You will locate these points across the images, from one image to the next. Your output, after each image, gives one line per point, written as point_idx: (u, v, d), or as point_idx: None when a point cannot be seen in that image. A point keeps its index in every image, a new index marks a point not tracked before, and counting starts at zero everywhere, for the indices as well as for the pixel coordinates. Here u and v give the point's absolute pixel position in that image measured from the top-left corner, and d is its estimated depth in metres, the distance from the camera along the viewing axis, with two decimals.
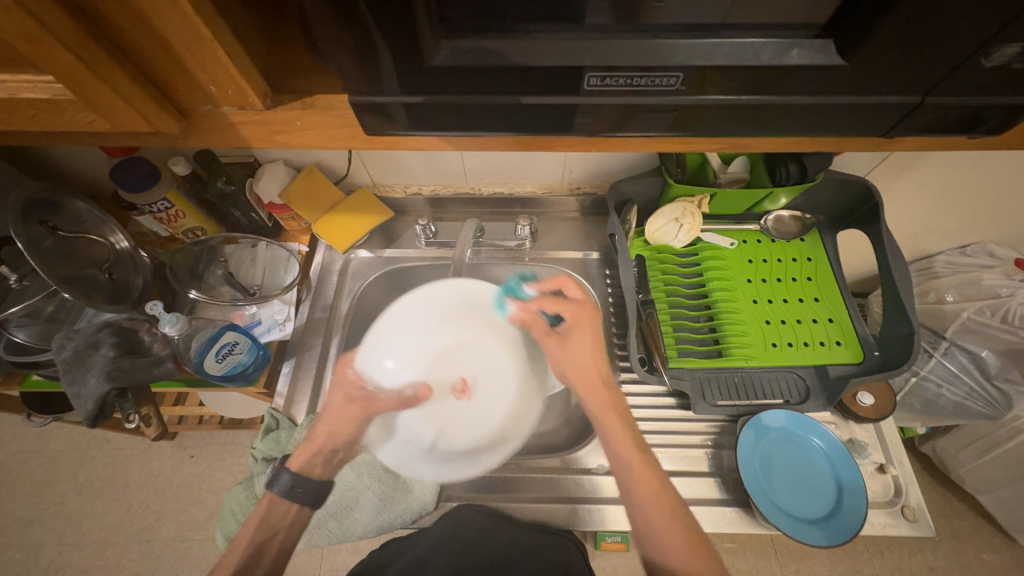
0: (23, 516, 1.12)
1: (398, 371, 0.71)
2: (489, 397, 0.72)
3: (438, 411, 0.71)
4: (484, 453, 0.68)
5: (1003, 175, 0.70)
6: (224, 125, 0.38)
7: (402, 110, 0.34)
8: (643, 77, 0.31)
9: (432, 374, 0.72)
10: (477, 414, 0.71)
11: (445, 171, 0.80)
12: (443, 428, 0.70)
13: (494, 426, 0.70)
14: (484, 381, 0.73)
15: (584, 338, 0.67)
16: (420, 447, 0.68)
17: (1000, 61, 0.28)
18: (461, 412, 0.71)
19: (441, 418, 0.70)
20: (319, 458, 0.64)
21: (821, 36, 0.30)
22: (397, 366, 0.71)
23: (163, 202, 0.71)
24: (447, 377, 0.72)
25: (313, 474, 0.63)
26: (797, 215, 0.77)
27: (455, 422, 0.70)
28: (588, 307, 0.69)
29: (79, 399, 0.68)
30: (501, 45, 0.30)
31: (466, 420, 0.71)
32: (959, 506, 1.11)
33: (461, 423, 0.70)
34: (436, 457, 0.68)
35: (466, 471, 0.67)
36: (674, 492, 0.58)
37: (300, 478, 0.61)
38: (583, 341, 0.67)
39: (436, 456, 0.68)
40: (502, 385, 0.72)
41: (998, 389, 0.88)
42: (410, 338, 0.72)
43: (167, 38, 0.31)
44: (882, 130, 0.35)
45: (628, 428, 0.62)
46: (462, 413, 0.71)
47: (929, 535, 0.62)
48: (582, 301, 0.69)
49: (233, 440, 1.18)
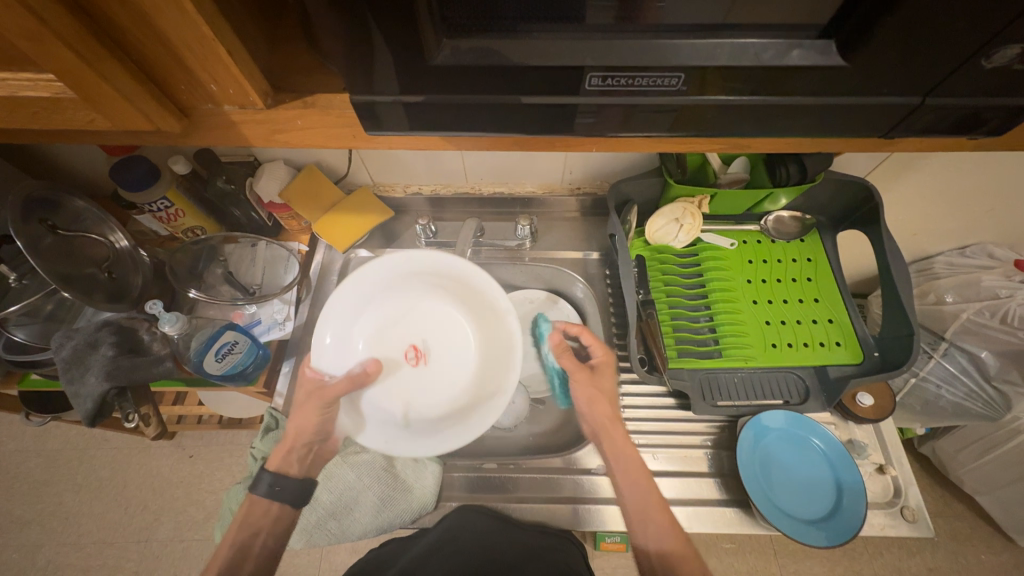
0: (21, 516, 1.12)
1: (348, 354, 0.66)
2: (449, 360, 0.69)
3: (401, 383, 0.67)
4: (464, 416, 0.63)
5: (1003, 176, 0.70)
6: (225, 124, 0.38)
7: (403, 109, 0.34)
8: (644, 77, 0.31)
9: (381, 348, 0.68)
10: (441, 378, 0.68)
11: (445, 171, 0.80)
12: (412, 399, 0.66)
13: (466, 386, 0.68)
14: (438, 345, 0.70)
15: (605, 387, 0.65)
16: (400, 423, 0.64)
17: (1001, 62, 0.28)
18: (421, 377, 0.68)
19: (407, 391, 0.67)
20: (295, 456, 0.62)
21: (822, 36, 0.30)
22: (344, 348, 0.66)
23: (163, 201, 0.71)
24: (395, 349, 0.68)
25: (291, 473, 0.61)
26: (797, 216, 0.77)
27: (420, 386, 0.67)
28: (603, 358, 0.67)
29: (78, 398, 0.68)
30: (502, 45, 0.30)
31: (432, 387, 0.68)
32: (958, 507, 1.11)
33: (426, 390, 0.67)
34: (414, 429, 0.63)
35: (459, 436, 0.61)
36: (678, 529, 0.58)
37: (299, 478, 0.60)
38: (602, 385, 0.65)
39: (416, 429, 0.63)
40: (460, 347, 0.70)
41: (997, 390, 0.89)
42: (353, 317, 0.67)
43: (168, 36, 0.31)
44: (883, 131, 0.35)
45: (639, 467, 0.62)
46: (423, 380, 0.68)
47: (928, 535, 0.63)
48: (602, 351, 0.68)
49: (232, 440, 1.18)
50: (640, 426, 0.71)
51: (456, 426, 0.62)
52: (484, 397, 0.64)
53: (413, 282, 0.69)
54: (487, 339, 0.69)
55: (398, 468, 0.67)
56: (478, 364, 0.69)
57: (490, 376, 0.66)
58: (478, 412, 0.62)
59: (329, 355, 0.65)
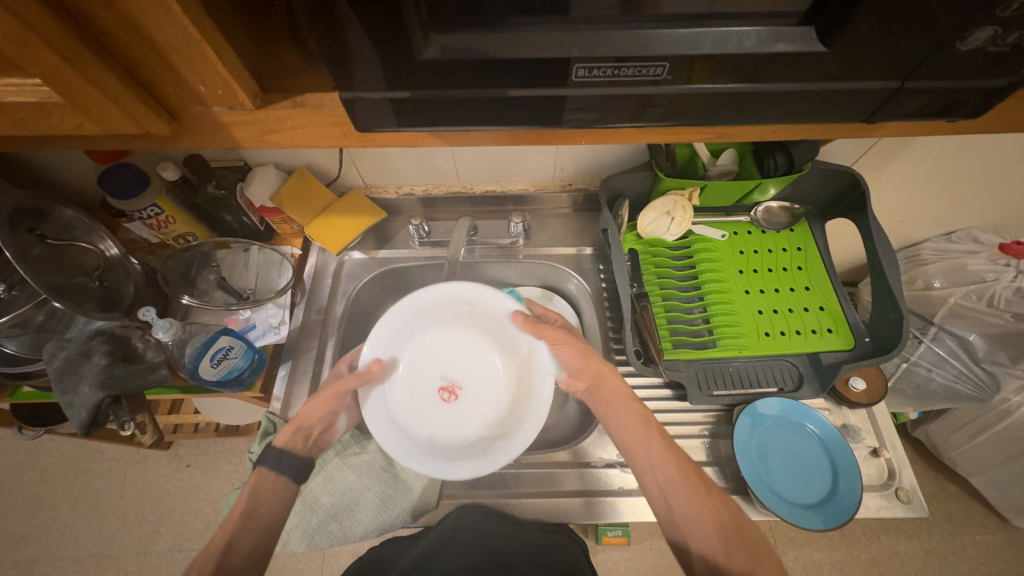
0: (17, 531, 1.10)
1: (399, 427, 0.64)
2: (473, 368, 0.71)
3: (471, 410, 0.69)
4: (532, 386, 0.67)
5: (985, 160, 0.72)
6: (214, 126, 0.38)
7: (391, 106, 0.34)
8: (630, 67, 0.31)
9: (417, 411, 0.67)
10: (482, 380, 0.71)
11: (437, 170, 0.80)
12: (490, 411, 0.68)
13: (506, 366, 0.71)
14: (452, 368, 0.71)
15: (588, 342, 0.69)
16: (493, 436, 0.65)
17: (975, 45, 0.29)
18: (470, 396, 0.70)
19: (478, 415, 0.68)
20: (301, 435, 0.63)
21: (802, 23, 0.30)
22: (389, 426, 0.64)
23: (153, 209, 0.70)
24: (431, 406, 0.68)
25: (298, 450, 0.61)
26: (785, 205, 0.78)
27: (478, 398, 0.69)
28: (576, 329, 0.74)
29: (72, 408, 0.67)
30: (489, 38, 0.31)
31: (486, 392, 0.70)
32: (953, 490, 1.13)
33: (482, 399, 0.69)
34: (510, 429, 0.64)
35: (538, 403, 0.64)
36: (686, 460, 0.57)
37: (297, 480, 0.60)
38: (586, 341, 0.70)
39: (512, 428, 0.64)
40: (472, 351, 0.72)
41: (986, 371, 0.90)
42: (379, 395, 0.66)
43: (153, 37, 0.30)
44: (864, 116, 0.36)
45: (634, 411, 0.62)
46: (475, 397, 0.70)
47: (923, 515, 0.64)
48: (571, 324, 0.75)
49: (229, 448, 1.17)
50: None
51: (535, 400, 0.65)
52: (527, 357, 0.69)
53: (397, 347, 0.70)
54: (489, 326, 0.72)
55: (398, 469, 0.67)
56: (495, 344, 0.72)
57: (516, 338, 0.70)
58: (539, 376, 0.67)
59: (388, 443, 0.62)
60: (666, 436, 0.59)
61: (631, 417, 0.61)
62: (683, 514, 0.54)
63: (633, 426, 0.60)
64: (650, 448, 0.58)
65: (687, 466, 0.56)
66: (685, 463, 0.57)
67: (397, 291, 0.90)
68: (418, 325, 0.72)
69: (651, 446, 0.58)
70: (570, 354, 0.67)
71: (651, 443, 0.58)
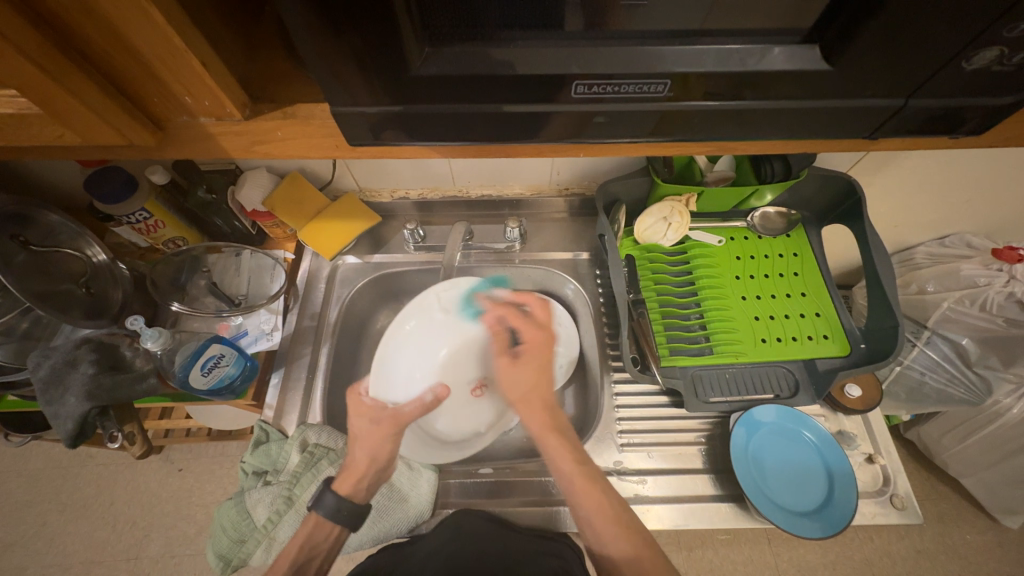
0: (5, 538, 1.08)
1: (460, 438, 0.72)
2: (488, 357, 0.73)
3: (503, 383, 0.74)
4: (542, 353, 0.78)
5: (979, 167, 0.72)
6: (201, 136, 0.37)
7: (387, 120, 0.33)
8: (630, 84, 0.31)
9: (460, 417, 0.73)
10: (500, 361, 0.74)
11: (432, 175, 0.79)
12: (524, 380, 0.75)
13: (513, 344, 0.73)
14: (463, 373, 0.72)
15: (532, 367, 0.66)
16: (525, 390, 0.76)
17: (980, 64, 0.29)
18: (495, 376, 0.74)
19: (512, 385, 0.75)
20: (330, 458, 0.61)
21: (806, 41, 0.30)
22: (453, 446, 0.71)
23: (142, 213, 0.69)
24: (472, 406, 0.73)
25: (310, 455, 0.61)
26: (782, 211, 0.78)
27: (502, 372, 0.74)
28: (543, 337, 0.67)
29: (57, 419, 0.65)
30: (487, 51, 0.30)
31: None
32: (944, 489, 1.14)
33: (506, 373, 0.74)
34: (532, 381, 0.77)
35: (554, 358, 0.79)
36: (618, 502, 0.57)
37: None
38: (532, 368, 0.66)
39: None
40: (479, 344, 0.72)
41: (978, 375, 0.91)
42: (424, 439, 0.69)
43: (135, 46, 0.29)
44: (867, 132, 0.35)
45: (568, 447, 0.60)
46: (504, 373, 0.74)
47: (916, 522, 0.64)
48: (540, 328, 0.67)
49: (221, 453, 1.15)
50: (634, 425, 0.71)
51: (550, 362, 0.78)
52: None
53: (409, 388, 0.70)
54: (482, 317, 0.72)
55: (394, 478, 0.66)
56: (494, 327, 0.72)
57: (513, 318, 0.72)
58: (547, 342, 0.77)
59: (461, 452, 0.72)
60: (597, 478, 0.58)
61: (562, 458, 0.59)
62: (602, 554, 0.56)
63: (562, 469, 0.59)
64: (579, 495, 0.58)
65: (610, 514, 0.56)
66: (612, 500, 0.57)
67: (392, 296, 0.89)
68: (414, 362, 0.70)
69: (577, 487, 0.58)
70: (513, 379, 0.66)
71: (575, 490, 0.58)
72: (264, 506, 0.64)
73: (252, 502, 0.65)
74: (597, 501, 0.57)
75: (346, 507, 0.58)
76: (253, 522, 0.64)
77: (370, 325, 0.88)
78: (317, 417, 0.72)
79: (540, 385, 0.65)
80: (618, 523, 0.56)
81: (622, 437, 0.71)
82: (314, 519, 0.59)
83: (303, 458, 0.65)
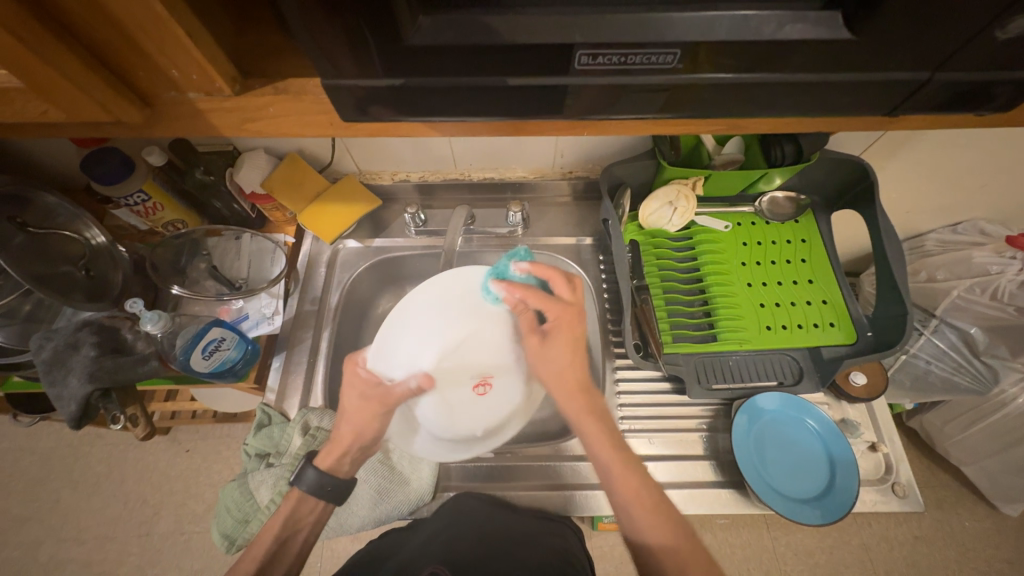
0: (20, 514, 1.11)
1: (455, 439, 0.66)
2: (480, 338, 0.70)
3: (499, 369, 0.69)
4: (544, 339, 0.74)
5: (998, 150, 0.70)
6: (190, 113, 0.36)
7: (389, 95, 0.32)
8: (640, 54, 0.29)
9: (460, 415, 0.68)
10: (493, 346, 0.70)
11: (434, 157, 0.78)
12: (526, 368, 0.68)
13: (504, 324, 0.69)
14: (473, 363, 0.69)
15: (566, 343, 0.61)
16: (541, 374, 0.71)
17: (1014, 33, 0.27)
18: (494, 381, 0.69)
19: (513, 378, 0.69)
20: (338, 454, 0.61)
21: (827, 8, 0.28)
22: (441, 443, 0.66)
23: (140, 194, 0.67)
24: (467, 400, 0.68)
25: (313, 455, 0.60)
26: (791, 196, 0.76)
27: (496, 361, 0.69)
28: (573, 309, 0.61)
29: (61, 400, 0.65)
30: (487, 21, 0.28)
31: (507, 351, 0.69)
32: (944, 477, 1.13)
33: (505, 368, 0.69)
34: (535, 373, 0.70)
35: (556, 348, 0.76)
36: (657, 490, 0.56)
37: (316, 476, 0.59)
38: (564, 346, 0.61)
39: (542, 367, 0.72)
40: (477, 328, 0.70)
41: (985, 364, 0.88)
42: (415, 423, 0.66)
43: (116, 14, 0.28)
44: (887, 109, 0.34)
45: (608, 436, 0.58)
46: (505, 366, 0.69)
47: (917, 510, 0.64)
48: (568, 303, 0.61)
49: (228, 433, 1.17)
50: (635, 411, 0.71)
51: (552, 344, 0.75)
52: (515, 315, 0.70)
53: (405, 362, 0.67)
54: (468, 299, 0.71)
55: (395, 461, 0.66)
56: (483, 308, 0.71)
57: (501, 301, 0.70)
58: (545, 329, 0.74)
59: (453, 454, 0.65)
60: (636, 468, 0.57)
61: (603, 449, 0.57)
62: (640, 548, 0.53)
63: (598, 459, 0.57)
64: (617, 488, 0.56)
65: (649, 505, 0.54)
66: (648, 483, 0.56)
67: (393, 281, 0.89)
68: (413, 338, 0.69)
69: (622, 475, 0.56)
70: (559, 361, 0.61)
71: (612, 478, 0.56)
72: (264, 487, 0.64)
73: (254, 484, 0.65)
74: (637, 493, 0.55)
75: (329, 482, 0.59)
76: (255, 503, 0.64)
77: (372, 309, 0.88)
78: (318, 401, 0.72)
79: (574, 367, 0.61)
80: (661, 518, 0.54)
81: (623, 423, 0.70)
82: (297, 494, 0.59)
83: (304, 442, 0.65)
